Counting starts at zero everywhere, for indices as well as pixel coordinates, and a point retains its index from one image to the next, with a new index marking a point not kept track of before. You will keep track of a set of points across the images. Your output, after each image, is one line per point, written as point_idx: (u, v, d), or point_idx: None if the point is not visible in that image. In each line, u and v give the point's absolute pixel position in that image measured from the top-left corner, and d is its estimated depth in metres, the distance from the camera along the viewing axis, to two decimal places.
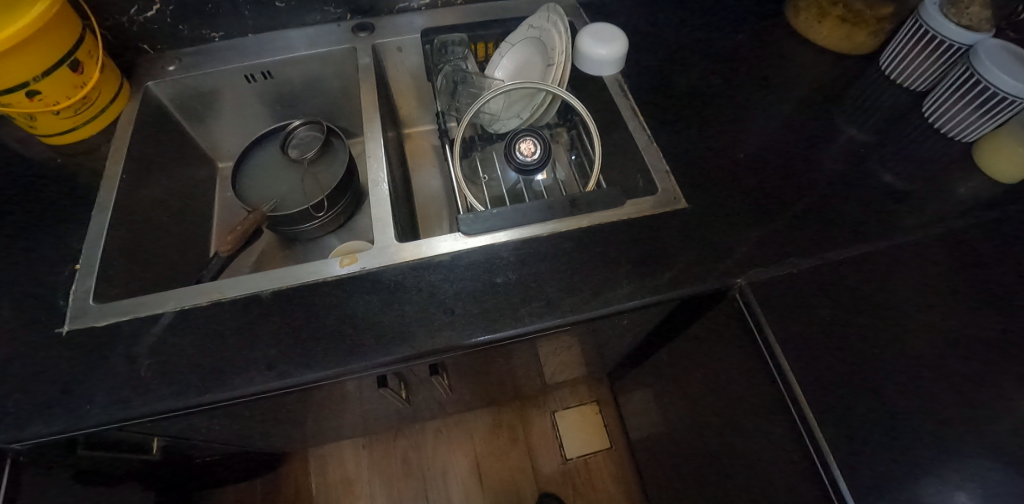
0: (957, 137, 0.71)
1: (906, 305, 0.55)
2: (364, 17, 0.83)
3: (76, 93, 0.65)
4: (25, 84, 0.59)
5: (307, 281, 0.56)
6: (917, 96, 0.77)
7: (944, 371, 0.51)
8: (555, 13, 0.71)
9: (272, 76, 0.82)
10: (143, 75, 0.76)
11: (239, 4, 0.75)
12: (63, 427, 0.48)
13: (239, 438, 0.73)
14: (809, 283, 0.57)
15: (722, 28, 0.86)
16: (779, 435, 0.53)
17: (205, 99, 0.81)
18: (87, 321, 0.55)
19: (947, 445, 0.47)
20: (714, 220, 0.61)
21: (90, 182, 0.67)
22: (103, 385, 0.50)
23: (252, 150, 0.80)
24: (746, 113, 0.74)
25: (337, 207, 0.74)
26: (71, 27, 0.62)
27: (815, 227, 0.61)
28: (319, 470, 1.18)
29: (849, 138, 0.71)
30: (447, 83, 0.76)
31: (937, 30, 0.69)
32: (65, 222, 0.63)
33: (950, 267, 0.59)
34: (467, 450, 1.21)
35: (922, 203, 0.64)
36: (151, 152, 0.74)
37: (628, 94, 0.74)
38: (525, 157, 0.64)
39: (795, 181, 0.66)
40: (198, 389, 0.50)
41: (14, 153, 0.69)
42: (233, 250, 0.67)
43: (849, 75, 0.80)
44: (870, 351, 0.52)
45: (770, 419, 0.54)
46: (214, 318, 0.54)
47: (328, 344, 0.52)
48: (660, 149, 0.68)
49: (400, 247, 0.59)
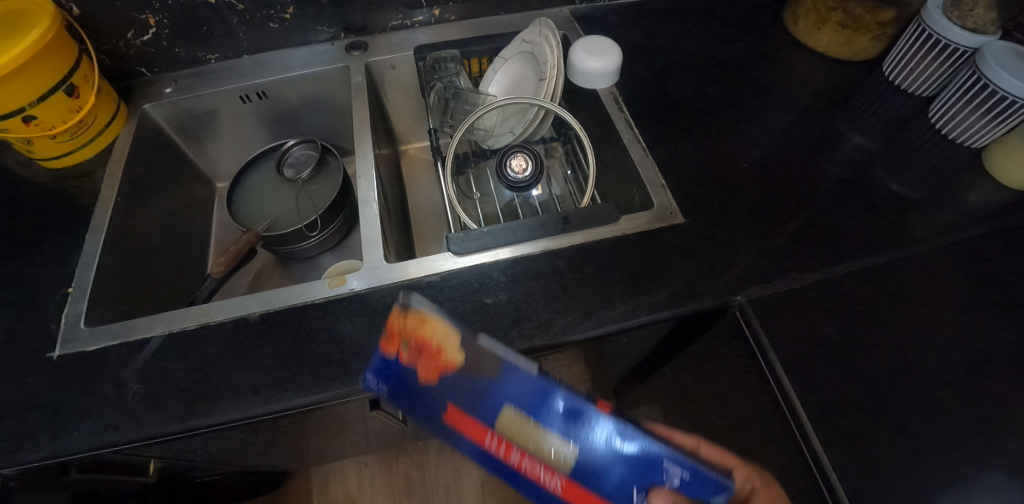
0: (966, 143, 0.69)
1: (916, 320, 0.53)
2: (358, 36, 0.83)
3: (72, 116, 0.65)
4: (21, 109, 0.60)
5: (296, 303, 0.56)
6: (922, 102, 0.75)
7: (959, 390, 0.48)
8: (547, 27, 0.70)
9: (267, 96, 0.82)
10: (140, 98, 0.77)
11: (234, 25, 0.76)
12: (50, 454, 0.47)
13: (236, 459, 0.72)
14: (813, 299, 0.55)
15: (719, 37, 0.85)
16: (785, 460, 0.50)
17: (202, 120, 0.82)
18: (77, 346, 0.54)
19: (964, 470, 0.44)
20: (712, 235, 0.60)
21: (86, 204, 0.67)
22: (91, 411, 0.49)
23: (248, 171, 0.80)
24: (745, 123, 0.72)
25: (332, 226, 0.74)
26: (68, 52, 0.63)
27: (818, 239, 0.59)
28: (322, 489, 1.16)
29: (852, 146, 0.70)
30: (439, 101, 0.77)
31: (941, 34, 0.68)
32: (60, 245, 0.63)
33: (962, 279, 0.56)
34: (471, 469, 1.19)
35: (930, 212, 0.62)
36: (147, 173, 0.74)
37: (623, 106, 0.73)
38: (516, 174, 0.63)
39: (797, 192, 0.64)
40: (185, 415, 0.49)
41: (14, 176, 0.69)
42: (226, 271, 0.68)
43: (851, 82, 0.78)
44: (879, 370, 0.50)
45: (775, 442, 0.51)
46: (202, 342, 0.54)
47: (316, 369, 0.51)
48: (655, 162, 0.67)
49: (389, 267, 0.58)
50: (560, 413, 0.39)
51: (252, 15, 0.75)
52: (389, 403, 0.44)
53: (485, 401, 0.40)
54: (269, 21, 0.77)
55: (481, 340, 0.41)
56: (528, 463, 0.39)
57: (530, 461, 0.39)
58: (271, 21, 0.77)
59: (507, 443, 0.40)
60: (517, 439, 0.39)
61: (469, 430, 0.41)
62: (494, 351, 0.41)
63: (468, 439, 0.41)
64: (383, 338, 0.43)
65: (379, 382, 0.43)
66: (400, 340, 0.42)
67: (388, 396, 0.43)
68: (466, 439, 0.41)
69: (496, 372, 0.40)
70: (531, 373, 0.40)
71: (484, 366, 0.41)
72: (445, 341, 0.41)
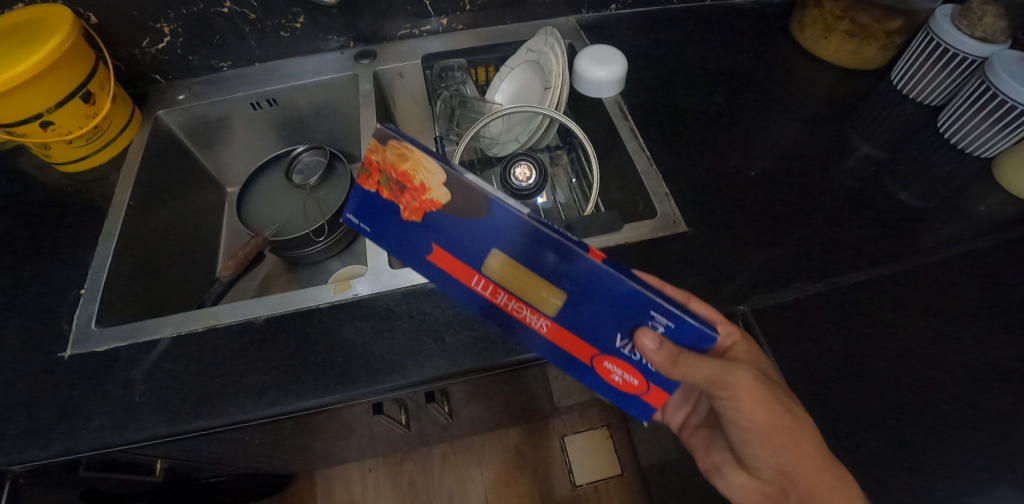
0: (976, 153, 0.68)
1: (921, 332, 0.52)
2: (367, 44, 0.85)
3: (89, 122, 0.67)
4: (39, 115, 0.62)
5: (301, 308, 0.56)
6: (931, 111, 0.75)
7: (966, 404, 0.48)
8: (553, 37, 0.71)
9: (278, 103, 0.83)
10: (154, 104, 0.79)
11: (246, 34, 0.78)
12: (59, 452, 0.48)
13: (242, 461, 0.72)
14: (818, 309, 0.54)
15: (726, 46, 0.85)
16: None
17: (214, 126, 0.83)
18: (87, 346, 0.55)
19: (970, 485, 0.44)
20: (716, 244, 0.60)
21: (99, 208, 0.68)
22: (99, 411, 0.50)
23: (257, 176, 0.82)
24: (751, 132, 0.72)
25: (339, 231, 0.74)
26: (86, 59, 0.64)
27: (823, 249, 0.59)
28: (326, 492, 1.17)
29: (858, 155, 0.69)
30: (446, 109, 0.79)
31: (949, 44, 0.67)
32: (74, 247, 0.64)
33: (971, 291, 0.56)
34: (474, 475, 1.18)
35: (937, 223, 0.61)
36: (159, 178, 0.76)
37: (628, 115, 0.74)
38: (520, 182, 0.65)
39: (802, 201, 0.64)
40: (191, 416, 0.50)
41: (31, 179, 0.71)
42: (235, 274, 0.69)
43: (858, 92, 0.78)
44: (883, 381, 0.49)
45: None
46: (209, 344, 0.54)
47: (320, 372, 0.52)
48: (659, 171, 0.67)
49: (394, 273, 0.59)
50: (549, 257, 0.39)
51: (264, 24, 0.77)
52: (380, 244, 0.46)
53: (475, 240, 0.41)
54: (280, 30, 0.78)
55: (466, 176, 0.39)
56: (518, 302, 0.44)
57: (519, 301, 0.44)
58: (282, 30, 0.78)
59: (496, 286, 0.43)
60: (506, 281, 0.43)
61: (458, 270, 0.44)
62: (481, 189, 0.39)
63: (459, 277, 0.45)
64: (362, 171, 0.43)
65: (367, 221, 0.45)
66: (379, 171, 0.42)
67: (379, 238, 0.45)
68: (457, 278, 0.45)
69: (484, 208, 0.39)
70: (519, 215, 0.39)
71: (472, 207, 0.40)
72: (427, 175, 0.40)
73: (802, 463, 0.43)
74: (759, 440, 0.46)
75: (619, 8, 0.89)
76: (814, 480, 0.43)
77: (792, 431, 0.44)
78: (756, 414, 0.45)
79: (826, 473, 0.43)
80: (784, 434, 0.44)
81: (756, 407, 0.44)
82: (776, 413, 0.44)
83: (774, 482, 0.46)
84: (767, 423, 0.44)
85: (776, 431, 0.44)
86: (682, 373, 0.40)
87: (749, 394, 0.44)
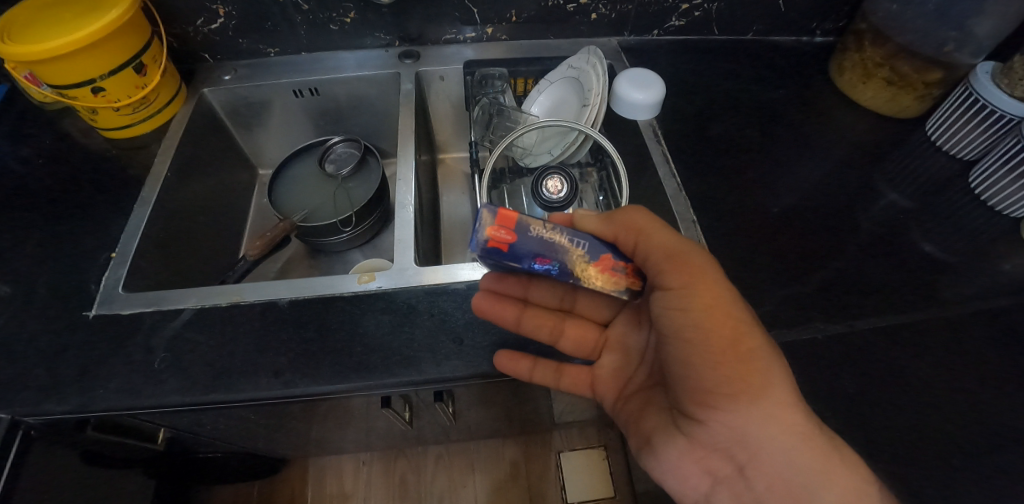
0: (1003, 210, 0.68)
1: (939, 386, 0.52)
2: (411, 45, 0.87)
3: (138, 92, 0.69)
4: (92, 80, 0.64)
5: (323, 295, 0.57)
6: (963, 165, 0.74)
7: (976, 461, 0.47)
8: (595, 56, 0.72)
9: (319, 92, 0.86)
10: (200, 82, 0.81)
11: (297, 23, 0.80)
12: (76, 407, 0.50)
13: (245, 438, 0.73)
14: (835, 352, 0.54)
15: (763, 81, 0.85)
16: None
17: (255, 109, 0.86)
18: (112, 308, 0.57)
19: None
20: (737, 277, 0.60)
21: (137, 175, 0.70)
22: (119, 373, 0.52)
23: (289, 163, 0.83)
24: (781, 168, 0.73)
25: (365, 224, 0.76)
26: (142, 32, 0.67)
27: (844, 293, 0.58)
28: (316, 481, 1.17)
29: (888, 202, 0.69)
30: (483, 115, 0.81)
31: (987, 100, 0.67)
32: (110, 211, 0.66)
33: (993, 349, 0.55)
34: (467, 481, 1.18)
35: (962, 278, 0.61)
36: (196, 153, 0.78)
37: (662, 140, 0.75)
38: (551, 194, 0.67)
39: (826, 241, 0.64)
40: (206, 388, 0.51)
41: (75, 141, 0.73)
42: (261, 254, 0.69)
43: (893, 139, 0.78)
44: (892, 428, 0.49)
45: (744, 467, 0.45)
46: (230, 319, 0.56)
47: (336, 359, 0.52)
48: (688, 198, 0.68)
49: (418, 271, 0.60)
50: None
51: (316, 15, 0.79)
52: None
53: None
54: (329, 23, 0.81)
55: None
56: None
57: None
58: (332, 23, 0.81)
59: None
60: None
61: None
62: None
63: None
64: None
65: None
66: None
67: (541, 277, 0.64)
68: None
69: None
70: None
71: None
72: None
73: (749, 411, 0.43)
74: (712, 376, 0.44)
75: (661, 34, 0.90)
76: (762, 429, 0.44)
77: (734, 366, 0.44)
78: (709, 329, 0.44)
79: (774, 424, 0.43)
80: (739, 358, 0.44)
81: (709, 319, 0.45)
82: (730, 334, 0.44)
83: (716, 442, 0.46)
84: (727, 340, 0.44)
85: (722, 356, 0.44)
86: (632, 235, 0.50)
87: (704, 299, 0.45)
